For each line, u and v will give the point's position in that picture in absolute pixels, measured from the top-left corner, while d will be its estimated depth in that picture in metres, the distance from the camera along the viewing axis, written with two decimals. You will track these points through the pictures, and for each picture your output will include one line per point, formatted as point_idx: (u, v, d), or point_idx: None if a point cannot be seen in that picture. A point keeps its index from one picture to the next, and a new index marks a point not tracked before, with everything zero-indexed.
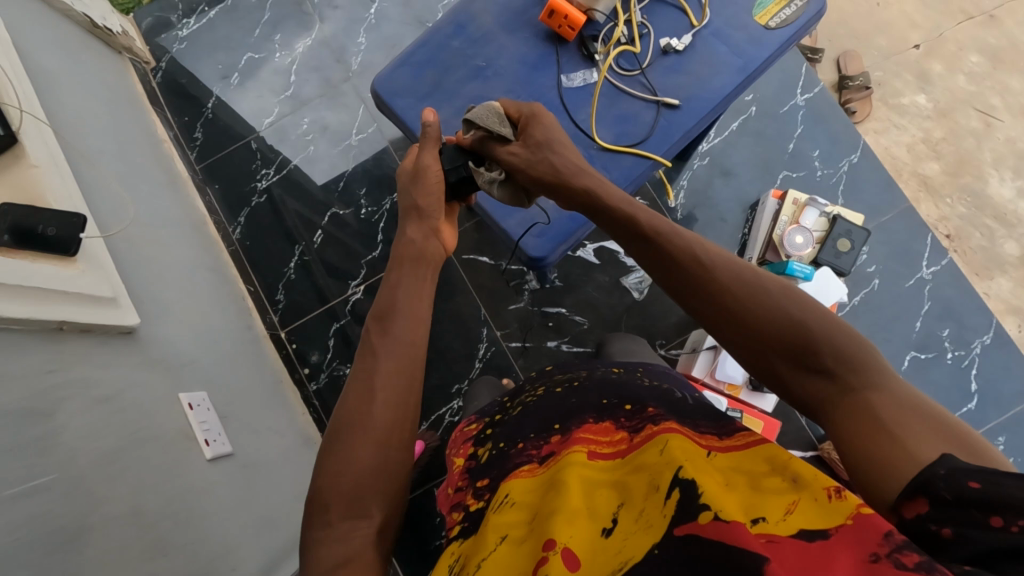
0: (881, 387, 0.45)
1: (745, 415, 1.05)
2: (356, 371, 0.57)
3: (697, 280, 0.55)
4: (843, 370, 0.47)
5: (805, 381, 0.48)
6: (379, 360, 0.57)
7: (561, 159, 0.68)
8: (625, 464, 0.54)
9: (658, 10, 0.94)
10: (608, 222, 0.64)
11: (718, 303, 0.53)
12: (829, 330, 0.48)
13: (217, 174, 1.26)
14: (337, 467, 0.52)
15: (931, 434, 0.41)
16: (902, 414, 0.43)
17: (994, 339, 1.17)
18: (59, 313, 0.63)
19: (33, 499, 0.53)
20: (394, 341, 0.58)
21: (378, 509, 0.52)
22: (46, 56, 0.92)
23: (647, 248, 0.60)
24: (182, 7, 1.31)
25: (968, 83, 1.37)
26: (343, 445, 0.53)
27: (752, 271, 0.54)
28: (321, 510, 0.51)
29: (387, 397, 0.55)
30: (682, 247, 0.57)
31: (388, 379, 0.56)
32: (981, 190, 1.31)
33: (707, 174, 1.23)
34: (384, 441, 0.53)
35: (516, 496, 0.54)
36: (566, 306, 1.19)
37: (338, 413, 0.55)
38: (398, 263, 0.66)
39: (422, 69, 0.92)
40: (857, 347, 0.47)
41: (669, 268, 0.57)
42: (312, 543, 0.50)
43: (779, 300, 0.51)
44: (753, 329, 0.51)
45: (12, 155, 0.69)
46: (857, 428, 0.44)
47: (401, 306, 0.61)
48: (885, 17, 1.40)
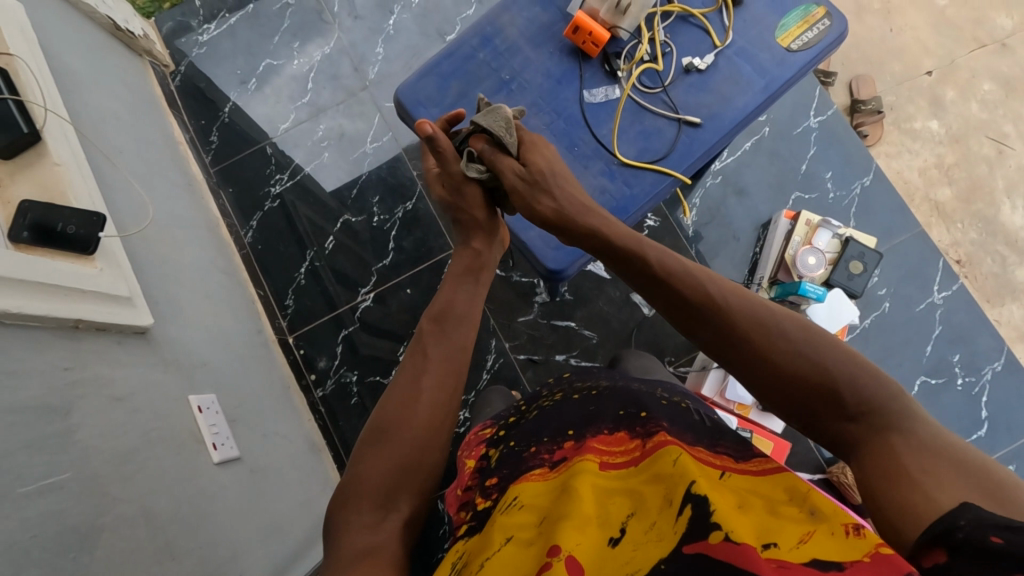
0: (908, 429, 0.45)
1: (755, 436, 1.05)
2: (408, 367, 0.60)
3: (713, 322, 0.56)
4: (864, 412, 0.47)
5: (829, 423, 0.49)
6: (431, 357, 0.60)
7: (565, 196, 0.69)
8: (639, 472, 0.53)
9: (681, 29, 0.94)
10: (621, 261, 0.64)
11: (740, 346, 0.53)
12: (853, 372, 0.49)
13: (232, 178, 1.27)
14: (376, 457, 0.53)
15: (960, 483, 0.40)
16: (934, 460, 0.42)
17: (1006, 366, 1.17)
18: (75, 312, 0.63)
19: (48, 498, 0.52)
20: (448, 345, 0.61)
21: (405, 503, 0.53)
22: (71, 56, 0.93)
23: (660, 289, 0.60)
24: (203, 12, 1.33)
25: (981, 110, 1.38)
26: (384, 439, 0.54)
27: (770, 310, 0.54)
28: (352, 498, 0.51)
29: (432, 397, 0.57)
30: (694, 288, 0.58)
31: (436, 380, 0.58)
32: (993, 216, 1.32)
33: (720, 192, 1.23)
34: (423, 440, 0.54)
35: (525, 499, 0.54)
36: (576, 320, 1.19)
37: (384, 406, 0.56)
38: (458, 274, 0.69)
39: (447, 80, 0.93)
40: (882, 388, 0.48)
41: (681, 311, 0.58)
42: (341, 529, 0.50)
43: (798, 344, 0.51)
44: (776, 375, 0.51)
45: (35, 153, 0.70)
46: (881, 469, 0.44)
47: (456, 312, 0.64)
48: (899, 42, 1.41)
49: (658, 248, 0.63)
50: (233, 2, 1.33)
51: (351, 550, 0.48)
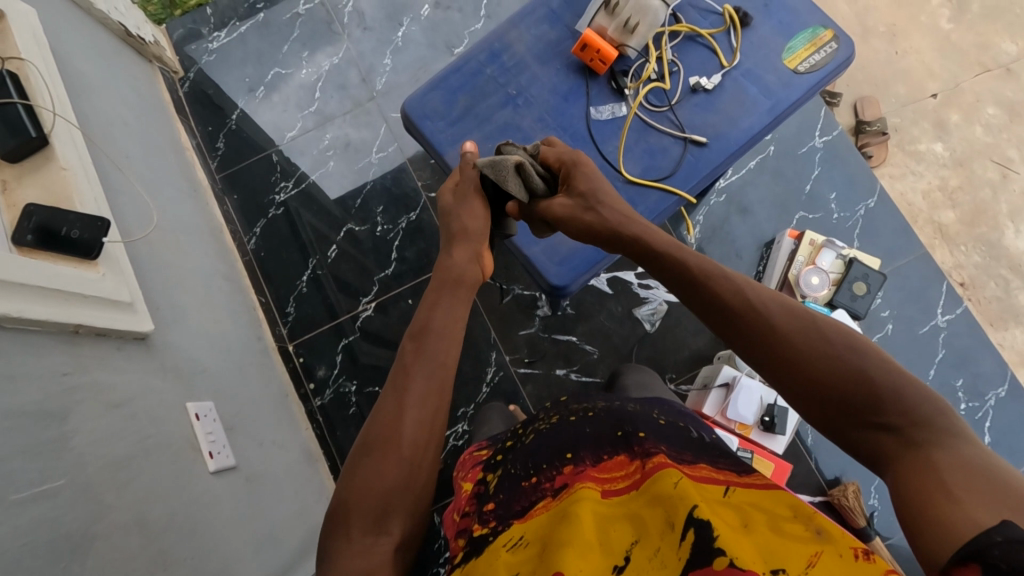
0: (950, 442, 0.44)
1: (756, 456, 1.04)
2: (389, 388, 0.57)
3: (754, 330, 0.54)
4: (905, 422, 0.46)
5: (865, 433, 0.48)
6: (414, 375, 0.57)
7: (607, 210, 0.68)
8: (639, 495, 0.52)
9: (688, 49, 0.95)
10: (657, 264, 0.63)
11: (780, 355, 0.52)
12: (893, 384, 0.47)
13: (237, 185, 1.27)
14: (368, 476, 0.52)
15: (996, 500, 0.38)
16: (970, 479, 0.40)
17: (1009, 392, 1.16)
18: (75, 316, 0.62)
19: (41, 504, 0.52)
20: (430, 362, 0.58)
21: (398, 525, 0.52)
22: (81, 60, 0.94)
23: (698, 289, 0.59)
24: (214, 20, 1.34)
25: (985, 134, 1.38)
26: (370, 460, 0.53)
27: (811, 318, 0.53)
28: (343, 522, 0.51)
29: (417, 417, 0.55)
30: (734, 291, 0.57)
31: (418, 401, 0.55)
32: (996, 241, 1.31)
33: (724, 210, 1.23)
34: (412, 460, 0.53)
35: (529, 536, 0.53)
36: (577, 334, 1.18)
37: (367, 430, 0.55)
38: (438, 286, 0.65)
39: (455, 94, 0.93)
40: (923, 400, 0.46)
41: (718, 312, 0.57)
42: (331, 552, 0.50)
43: (836, 351, 0.50)
44: (816, 385, 0.50)
45: (42, 157, 0.70)
46: (914, 484, 0.43)
47: (436, 325, 0.61)
48: (903, 65, 1.42)
49: (696, 253, 0.62)
50: (243, 10, 1.34)
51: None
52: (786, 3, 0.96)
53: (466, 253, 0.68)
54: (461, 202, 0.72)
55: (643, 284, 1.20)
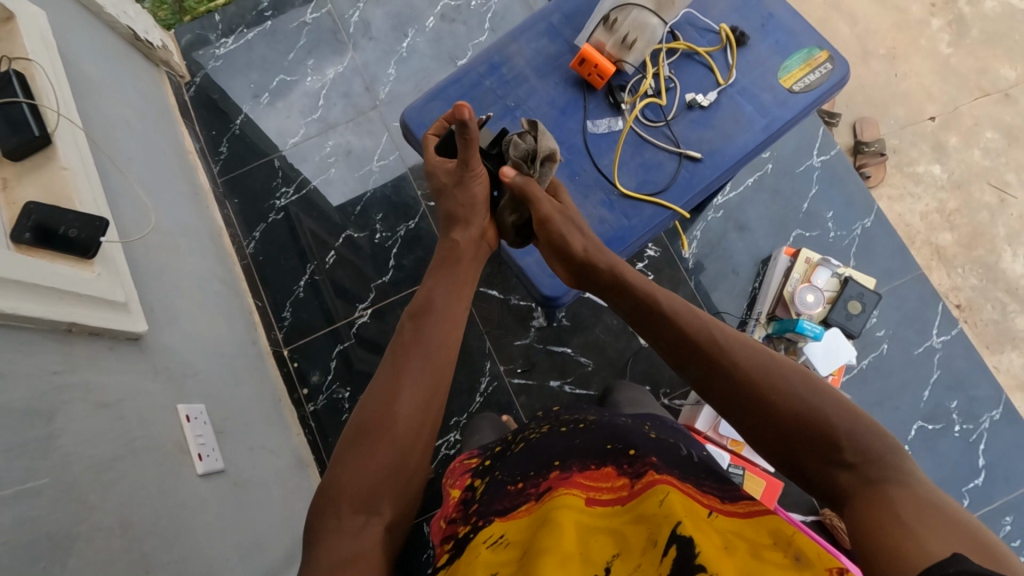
0: (904, 482, 0.44)
1: (747, 474, 1.02)
2: (385, 369, 0.58)
3: (715, 362, 0.55)
4: (862, 462, 0.46)
5: (824, 471, 0.47)
6: (410, 355, 0.58)
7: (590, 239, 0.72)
8: (625, 512, 0.52)
9: (685, 66, 0.96)
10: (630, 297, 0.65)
11: (738, 389, 0.52)
12: (848, 420, 0.48)
13: (239, 189, 1.28)
14: (356, 460, 0.52)
15: (951, 535, 0.38)
16: (925, 518, 0.40)
17: (1004, 415, 1.16)
18: (69, 315, 0.63)
19: (25, 502, 0.52)
20: (426, 345, 0.59)
21: (388, 506, 0.52)
22: (88, 63, 0.95)
23: (668, 326, 0.60)
24: (222, 27, 1.36)
25: (983, 157, 1.39)
26: (362, 442, 0.52)
27: (772, 358, 0.53)
28: (332, 505, 0.50)
29: (410, 397, 0.55)
30: (698, 328, 0.58)
31: (414, 381, 0.56)
32: (993, 264, 1.32)
33: (721, 227, 1.24)
34: (403, 444, 0.53)
35: (510, 536, 0.53)
36: (572, 347, 1.18)
37: (363, 409, 0.55)
38: (441, 264, 0.69)
39: (454, 104, 0.94)
40: (878, 442, 0.46)
41: (684, 349, 0.58)
42: (315, 536, 0.49)
43: (792, 388, 0.50)
44: (772, 420, 0.50)
45: (44, 157, 0.70)
46: (867, 517, 0.43)
47: (436, 307, 0.63)
48: (903, 88, 1.43)
49: (669, 292, 0.64)
50: (251, 18, 1.36)
51: (337, 554, 0.47)
52: (783, 24, 0.97)
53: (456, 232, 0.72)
54: (460, 184, 0.73)
55: None
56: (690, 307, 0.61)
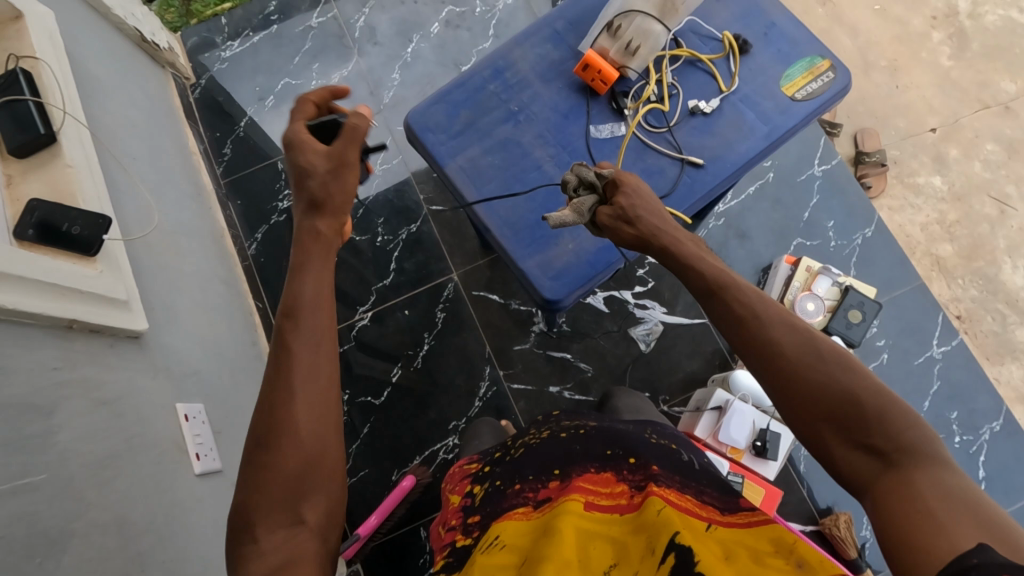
0: (932, 470, 0.44)
1: (746, 481, 1.02)
2: (273, 371, 0.53)
3: (751, 337, 0.54)
4: (891, 447, 0.46)
5: (849, 455, 0.48)
6: (296, 356, 0.53)
7: (647, 213, 0.68)
8: (625, 521, 0.52)
9: (688, 73, 0.97)
10: (677, 268, 0.64)
11: (772, 366, 0.52)
12: (882, 404, 0.47)
13: (241, 191, 1.29)
14: (263, 478, 0.50)
15: (974, 527, 0.39)
16: (950, 508, 0.41)
17: (1004, 426, 1.15)
18: (70, 312, 0.62)
19: (21, 498, 0.52)
20: (311, 339, 0.54)
21: (310, 517, 0.50)
22: (94, 62, 0.95)
23: (710, 299, 0.59)
24: (228, 30, 1.37)
25: (983, 170, 1.40)
26: (265, 456, 0.50)
27: (810, 334, 0.53)
28: (249, 525, 0.49)
29: (302, 403, 0.52)
30: (740, 300, 0.57)
31: (306, 384, 0.52)
32: (993, 275, 1.32)
33: (722, 235, 1.24)
34: (308, 448, 0.51)
35: (506, 537, 0.54)
36: (572, 352, 1.18)
37: (257, 421, 0.52)
38: (304, 253, 0.59)
39: (457, 108, 0.95)
40: (908, 425, 0.46)
41: (725, 323, 0.57)
42: (242, 556, 0.48)
43: (828, 368, 0.50)
44: (805, 400, 0.50)
45: (50, 154, 0.71)
46: (892, 503, 0.43)
47: (309, 295, 0.56)
48: (904, 99, 1.44)
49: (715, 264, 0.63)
50: (257, 22, 1.37)
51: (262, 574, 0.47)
52: (785, 33, 0.98)
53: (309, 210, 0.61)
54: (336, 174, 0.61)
55: (640, 304, 1.20)
56: (736, 278, 0.60)
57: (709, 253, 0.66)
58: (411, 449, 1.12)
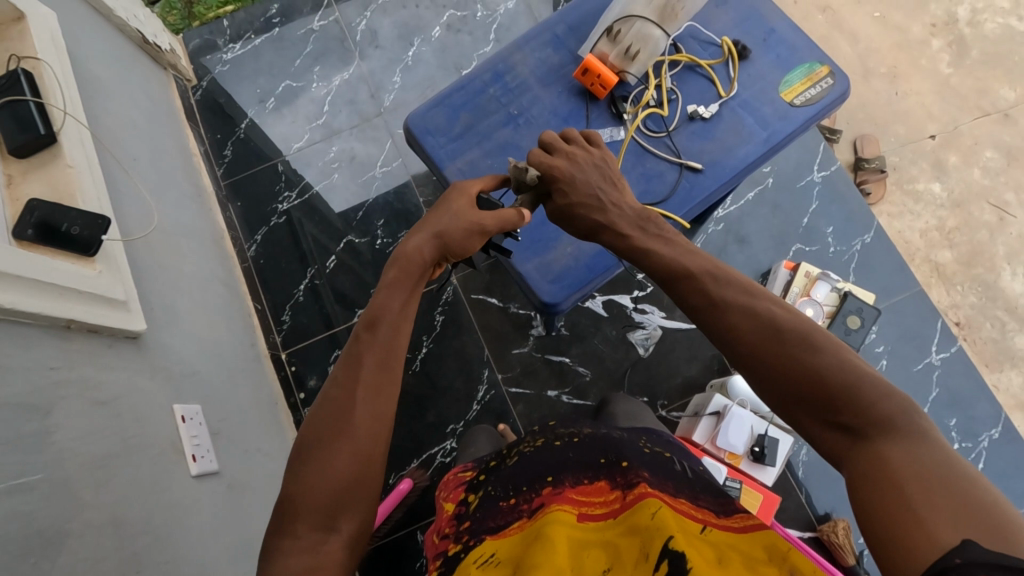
0: (905, 443, 0.44)
1: (744, 487, 1.01)
2: (339, 377, 0.57)
3: (715, 325, 0.57)
4: (862, 423, 0.47)
5: (825, 433, 0.49)
6: (364, 364, 0.57)
7: (596, 201, 0.71)
8: (617, 524, 0.52)
9: (688, 78, 0.97)
10: (641, 258, 0.67)
11: (736, 351, 0.55)
12: (847, 378, 0.48)
13: (241, 193, 1.29)
14: (312, 474, 0.51)
15: (955, 512, 0.38)
16: (926, 487, 0.41)
17: (1003, 433, 1.15)
18: (68, 312, 0.62)
19: (17, 497, 0.52)
20: (383, 353, 0.58)
21: (347, 523, 0.51)
22: (95, 62, 0.96)
23: (674, 286, 0.62)
24: (230, 32, 1.37)
25: (983, 176, 1.40)
26: (316, 455, 0.52)
27: (770, 315, 0.54)
28: (290, 521, 0.50)
29: (367, 409, 0.54)
30: (704, 288, 0.59)
31: (371, 393, 0.55)
32: (993, 282, 1.32)
33: (721, 240, 1.24)
34: (361, 450, 0.53)
35: (501, 554, 0.53)
36: (571, 356, 1.18)
37: (315, 422, 0.54)
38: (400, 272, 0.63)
39: (457, 111, 0.95)
40: (877, 399, 0.47)
41: (691, 310, 0.60)
42: (275, 551, 0.49)
43: (790, 349, 0.51)
44: (772, 381, 0.52)
45: (50, 154, 0.71)
46: (867, 483, 0.44)
47: (388, 314, 0.60)
48: (903, 106, 1.44)
49: (685, 250, 0.65)
50: (259, 25, 1.38)
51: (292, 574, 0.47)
52: (784, 38, 0.98)
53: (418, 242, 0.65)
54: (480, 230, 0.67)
55: (639, 308, 1.21)
56: (699, 263, 0.62)
57: (659, 237, 0.69)
58: (409, 453, 1.12)
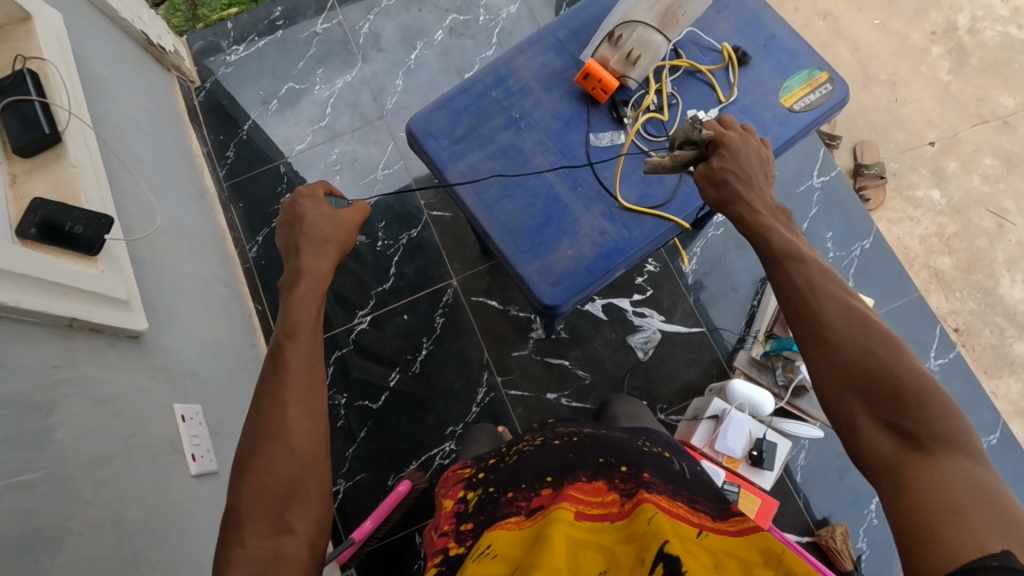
0: (961, 459, 0.45)
1: (741, 491, 1.01)
2: (264, 386, 0.57)
3: (805, 307, 0.56)
4: (923, 432, 0.47)
5: (877, 432, 0.49)
6: (290, 372, 0.57)
7: (735, 177, 0.71)
8: (616, 529, 0.52)
9: (688, 83, 0.97)
10: (752, 235, 0.66)
11: (819, 335, 0.54)
12: (921, 386, 0.48)
13: (243, 194, 1.30)
14: (252, 482, 0.51)
15: (1001, 527, 0.40)
16: (975, 500, 0.42)
17: (1001, 440, 1.15)
18: (71, 311, 0.63)
19: (18, 495, 0.52)
20: (306, 359, 0.59)
21: (299, 523, 0.51)
22: (100, 64, 0.96)
23: (773, 267, 0.61)
24: (234, 34, 1.38)
25: (982, 183, 1.40)
26: (254, 463, 0.52)
27: (861, 311, 0.54)
28: (239, 530, 0.50)
29: (300, 413, 0.55)
30: (803, 271, 0.58)
31: (300, 397, 0.56)
32: (992, 289, 1.32)
33: (722, 244, 1.24)
34: (298, 452, 0.53)
35: (497, 547, 0.53)
36: (570, 359, 1.18)
37: (250, 431, 0.54)
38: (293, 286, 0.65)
39: (459, 114, 0.96)
40: (946, 413, 0.47)
41: (783, 291, 0.59)
42: (226, 560, 0.48)
43: (874, 345, 0.51)
44: (846, 370, 0.51)
45: (54, 153, 0.71)
46: (916, 485, 0.44)
47: (305, 323, 0.61)
48: (903, 113, 1.45)
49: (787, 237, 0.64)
50: (263, 27, 1.38)
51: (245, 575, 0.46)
52: (785, 45, 0.99)
53: (318, 256, 0.68)
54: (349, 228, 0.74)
55: (638, 312, 1.21)
56: (810, 255, 0.61)
57: (786, 226, 0.67)
58: (408, 455, 1.12)
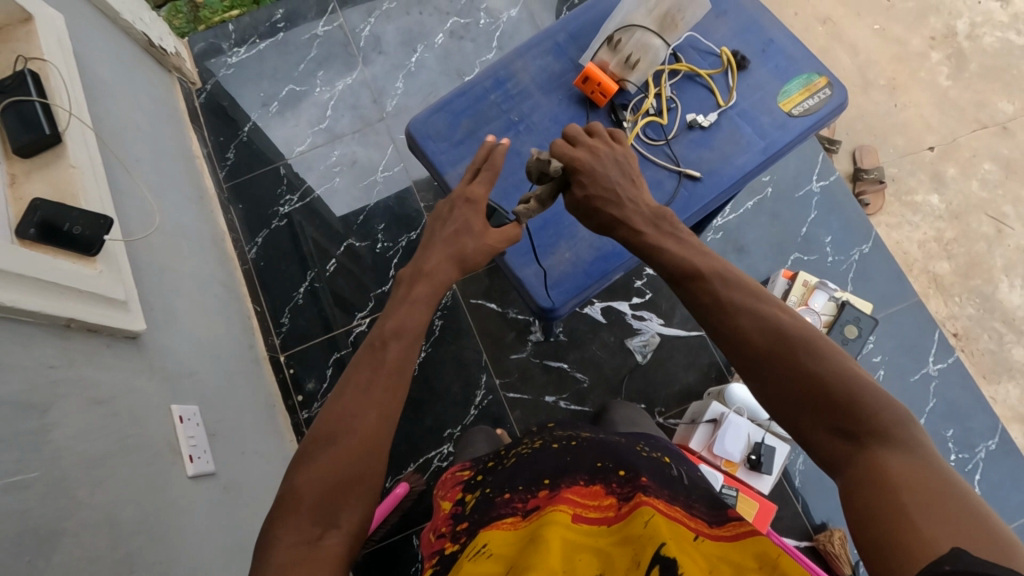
0: (901, 455, 0.43)
1: (740, 495, 1.02)
2: (350, 377, 0.57)
3: (721, 327, 0.56)
4: (863, 431, 0.46)
5: (823, 437, 0.48)
6: (384, 367, 0.57)
7: (617, 195, 0.71)
8: (613, 532, 0.52)
9: (687, 88, 0.98)
10: (644, 254, 0.67)
11: (743, 353, 0.53)
12: (848, 386, 0.47)
13: (243, 195, 1.30)
14: (315, 469, 0.51)
15: (949, 519, 0.38)
16: (921, 495, 0.40)
17: (999, 445, 1.15)
18: (69, 312, 0.63)
19: (14, 495, 0.52)
20: (400, 358, 0.59)
21: (346, 519, 0.51)
22: (101, 65, 0.97)
23: (684, 285, 0.60)
24: (235, 36, 1.38)
25: (981, 189, 1.40)
26: (326, 449, 0.52)
27: (776, 319, 0.53)
28: (292, 512, 0.49)
29: (381, 409, 0.55)
30: (708, 289, 0.58)
31: (383, 393, 0.56)
32: (990, 294, 1.32)
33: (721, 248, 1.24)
34: (371, 447, 0.53)
35: (493, 547, 0.53)
36: (568, 362, 1.18)
37: (325, 417, 0.54)
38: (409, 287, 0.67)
39: (458, 117, 0.96)
40: (879, 410, 0.46)
41: (697, 312, 0.59)
42: (270, 541, 0.48)
43: (792, 353, 0.51)
44: (777, 383, 0.51)
45: (54, 154, 0.71)
46: (863, 488, 0.43)
47: (409, 327, 0.62)
48: (902, 118, 1.45)
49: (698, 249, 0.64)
50: (264, 29, 1.39)
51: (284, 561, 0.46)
52: (783, 49, 0.99)
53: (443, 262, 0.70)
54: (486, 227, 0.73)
55: (637, 315, 1.21)
56: (711, 265, 0.61)
57: (671, 236, 0.68)
58: (406, 457, 1.12)
